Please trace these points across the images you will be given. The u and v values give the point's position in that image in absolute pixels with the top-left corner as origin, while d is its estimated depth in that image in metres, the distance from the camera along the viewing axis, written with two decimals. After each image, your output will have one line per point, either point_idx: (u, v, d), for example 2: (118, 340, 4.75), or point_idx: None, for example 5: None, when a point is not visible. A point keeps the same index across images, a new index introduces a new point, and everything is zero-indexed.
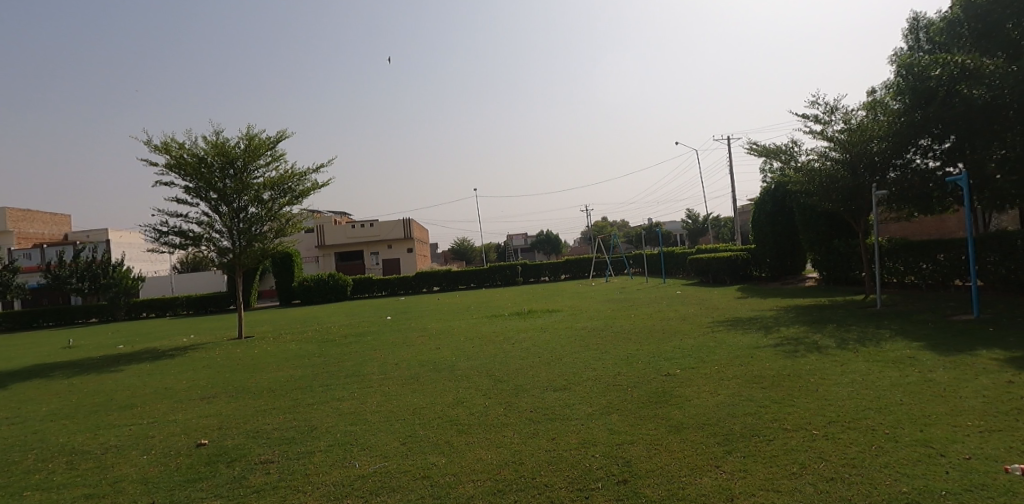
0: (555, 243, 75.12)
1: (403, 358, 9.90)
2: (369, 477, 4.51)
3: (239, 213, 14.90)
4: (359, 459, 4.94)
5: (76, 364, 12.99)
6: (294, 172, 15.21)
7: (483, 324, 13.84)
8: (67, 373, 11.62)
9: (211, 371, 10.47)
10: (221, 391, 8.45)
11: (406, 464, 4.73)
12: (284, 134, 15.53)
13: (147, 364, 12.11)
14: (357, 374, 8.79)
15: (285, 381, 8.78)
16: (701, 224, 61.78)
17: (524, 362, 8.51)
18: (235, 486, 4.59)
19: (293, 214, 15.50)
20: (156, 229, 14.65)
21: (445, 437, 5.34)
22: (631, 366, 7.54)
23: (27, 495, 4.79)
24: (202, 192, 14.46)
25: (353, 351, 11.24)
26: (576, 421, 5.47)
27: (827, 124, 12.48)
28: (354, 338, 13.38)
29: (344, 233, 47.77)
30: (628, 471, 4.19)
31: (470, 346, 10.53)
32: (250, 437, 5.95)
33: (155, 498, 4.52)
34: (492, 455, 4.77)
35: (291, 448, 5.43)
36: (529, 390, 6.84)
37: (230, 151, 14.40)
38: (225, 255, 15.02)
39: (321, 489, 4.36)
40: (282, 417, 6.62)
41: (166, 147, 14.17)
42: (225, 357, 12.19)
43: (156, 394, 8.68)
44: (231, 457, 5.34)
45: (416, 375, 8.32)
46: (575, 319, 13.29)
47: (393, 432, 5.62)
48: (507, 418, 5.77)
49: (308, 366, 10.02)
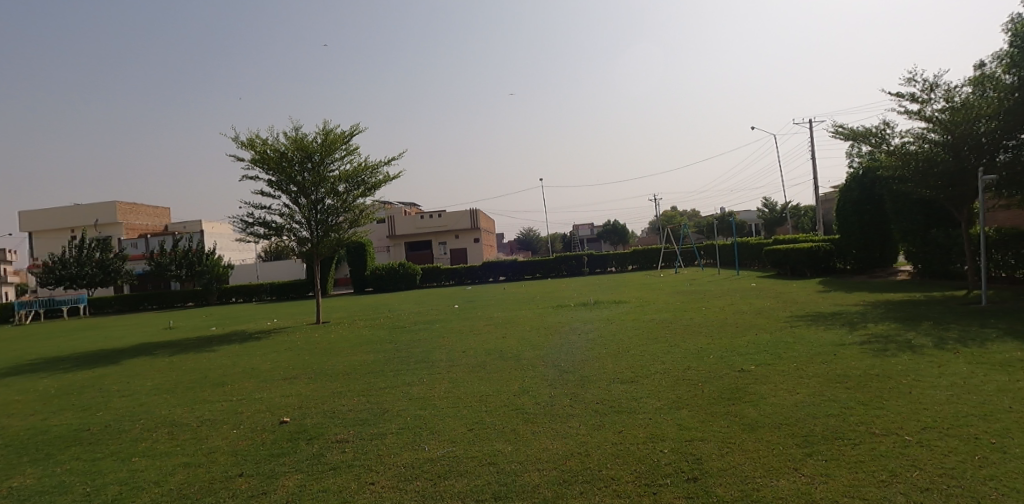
0: (622, 232, 73.72)
1: (470, 346, 10.02)
2: (438, 461, 4.59)
3: (317, 204, 15.56)
4: (428, 443, 5.05)
5: (175, 344, 14.09)
6: (368, 165, 15.76)
7: (549, 315, 13.77)
8: (167, 352, 12.59)
9: (292, 354, 11.05)
10: (302, 373, 8.90)
11: (474, 449, 4.78)
12: (357, 128, 16.09)
13: (236, 345, 12.98)
14: (426, 360, 9.00)
15: (359, 365, 9.14)
16: (780, 212, 58.73)
17: (591, 352, 8.42)
18: (315, 463, 4.79)
19: (366, 205, 16.08)
20: (243, 220, 15.56)
21: (512, 425, 5.36)
22: (702, 361, 7.26)
23: (134, 461, 5.23)
24: (284, 186, 15.22)
25: (421, 338, 11.52)
26: (644, 414, 5.33)
27: (925, 103, 11.48)
28: (424, 325, 13.70)
29: (413, 223, 49.06)
30: (699, 469, 4.04)
31: (536, 336, 10.52)
32: (327, 417, 6.20)
33: (244, 468, 4.82)
34: (557, 445, 4.73)
35: (365, 429, 5.62)
36: (595, 381, 6.74)
37: (308, 146, 15.05)
38: (305, 245, 15.75)
39: (393, 470, 4.48)
40: (356, 399, 6.89)
41: (250, 143, 15.00)
42: (305, 341, 12.80)
43: (245, 373, 9.24)
44: (310, 435, 5.58)
45: (483, 362, 8.41)
46: (642, 310, 13.01)
47: (461, 418, 5.70)
48: (573, 409, 5.72)
49: (379, 351, 10.36)
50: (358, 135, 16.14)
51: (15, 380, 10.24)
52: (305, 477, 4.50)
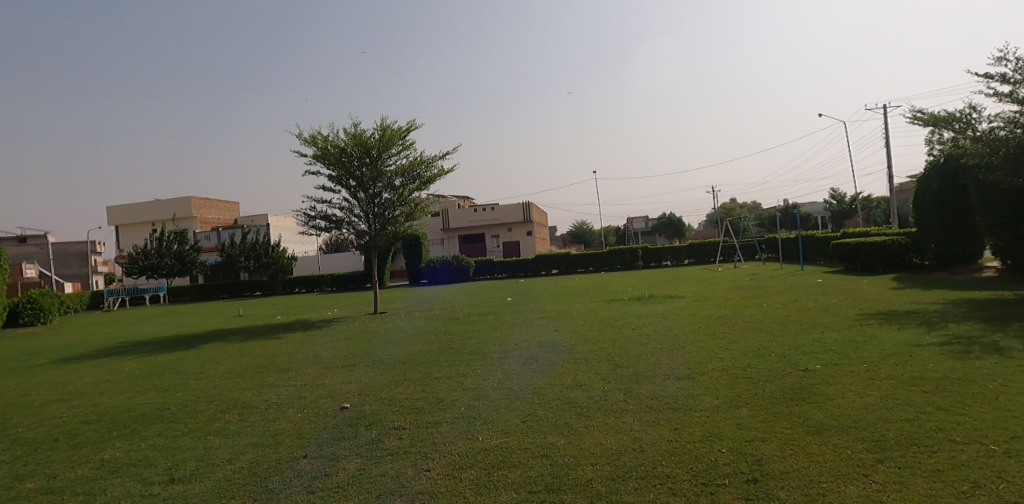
0: (678, 225, 71.96)
1: (522, 338, 10.04)
2: (492, 450, 4.62)
3: (374, 198, 15.93)
4: (482, 433, 5.08)
5: (244, 331, 14.82)
6: (423, 159, 16.02)
7: (602, 308, 13.63)
8: (237, 338, 13.27)
9: (351, 342, 11.42)
10: (360, 361, 9.16)
11: (527, 441, 4.78)
12: (413, 123, 16.36)
13: (299, 333, 13.53)
14: (479, 352, 9.08)
15: (415, 355, 9.33)
16: (849, 205, 55.72)
17: (646, 347, 8.26)
18: (373, 448, 4.92)
19: (422, 199, 16.35)
20: (306, 214, 16.13)
21: (565, 418, 5.33)
22: (763, 358, 6.99)
23: (210, 439, 5.54)
24: (343, 180, 15.66)
25: (474, 329, 11.65)
26: (702, 412, 5.18)
27: (1018, 84, 10.57)
28: (477, 317, 13.83)
29: (467, 216, 49.60)
30: (759, 470, 3.89)
31: (588, 329, 10.42)
32: (385, 404, 6.36)
33: (308, 450, 5.01)
34: (611, 440, 4.66)
35: (421, 417, 5.73)
36: (649, 377, 6.61)
37: (367, 141, 15.42)
38: (363, 237, 16.16)
39: (448, 458, 4.54)
40: (412, 387, 7.02)
41: (312, 139, 15.51)
42: (363, 330, 13.17)
43: (308, 360, 9.62)
44: (369, 421, 5.73)
45: (536, 355, 8.40)
46: (699, 305, 12.66)
47: (514, 410, 5.72)
48: (627, 404, 5.62)
49: (434, 342, 10.56)
50: (414, 130, 16.41)
51: (103, 362, 11.03)
52: (363, 461, 4.62)
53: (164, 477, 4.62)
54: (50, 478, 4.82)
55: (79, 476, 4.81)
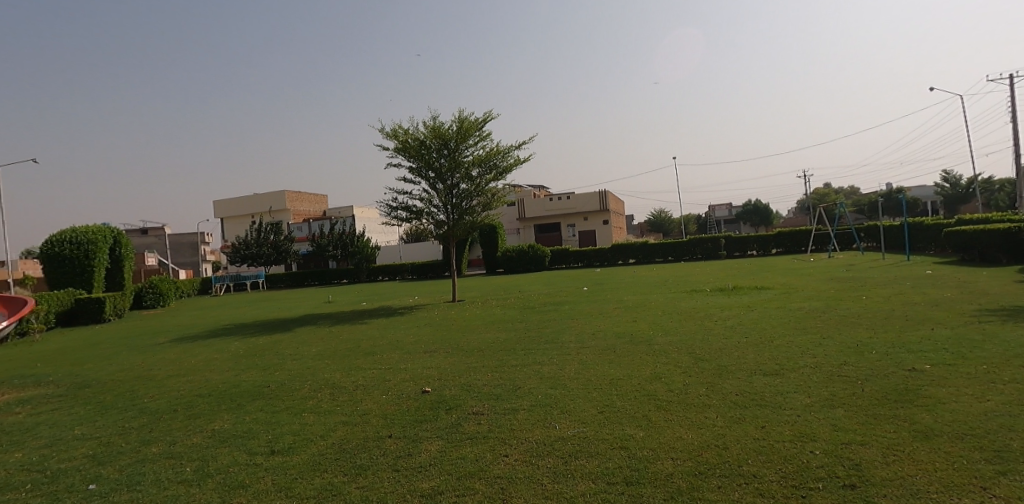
0: (765, 213, 68.38)
1: (599, 328, 9.90)
2: (569, 440, 4.58)
3: (453, 189, 16.23)
4: (559, 422, 5.06)
5: (332, 316, 15.63)
6: (500, 149, 16.13)
7: (682, 299, 13.21)
8: (327, 323, 14.01)
9: (432, 329, 11.76)
10: (440, 347, 9.40)
11: (605, 432, 4.70)
12: (490, 113, 16.51)
13: (383, 319, 14.09)
14: (555, 341, 9.06)
15: (492, 342, 9.46)
16: (964, 189, 50.62)
17: (731, 341, 7.90)
18: (453, 431, 5.02)
19: (498, 189, 16.49)
20: (388, 206, 16.69)
21: (643, 410, 5.20)
22: (862, 356, 6.49)
23: (305, 415, 5.88)
24: (423, 172, 16.06)
25: (551, 319, 11.64)
26: (792, 411, 4.87)
27: None
28: (553, 306, 13.81)
29: (543, 206, 49.52)
30: (857, 475, 3.60)
31: (668, 321, 10.11)
32: (464, 389, 6.47)
33: (393, 430, 5.19)
34: (693, 435, 4.49)
35: (499, 403, 5.79)
36: (734, 371, 6.30)
37: (445, 134, 15.72)
38: (441, 227, 16.51)
39: (525, 445, 4.55)
40: (490, 374, 7.11)
41: (394, 133, 16.02)
42: (442, 317, 13.50)
43: (391, 345, 10.00)
44: (448, 405, 5.86)
45: (613, 346, 8.27)
46: (789, 298, 11.94)
47: (591, 400, 5.64)
48: (709, 399, 5.39)
49: (511, 330, 10.66)
50: (491, 121, 16.56)
51: (212, 342, 12.00)
52: (444, 444, 4.73)
53: (266, 448, 4.95)
54: (172, 444, 5.29)
55: (194, 443, 5.24)
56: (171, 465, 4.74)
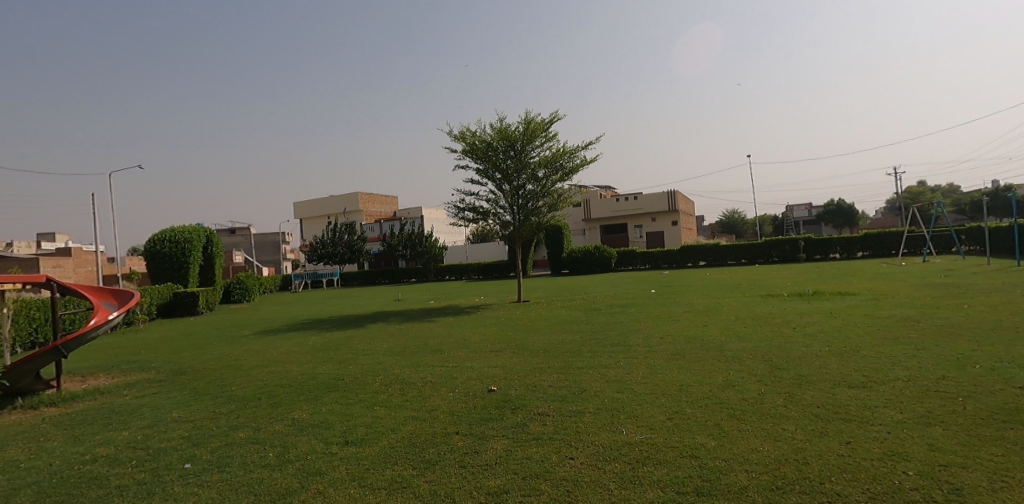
0: (849, 213, 64.35)
1: (668, 332, 9.61)
2: (636, 445, 4.45)
3: (519, 190, 16.26)
4: (626, 426, 4.93)
5: (402, 313, 16.06)
6: (566, 150, 16.03)
7: (757, 304, 12.61)
8: (397, 320, 14.41)
9: (497, 328, 11.83)
10: (506, 346, 9.44)
11: (674, 439, 4.52)
12: (556, 114, 16.43)
13: (450, 317, 14.32)
14: (622, 343, 8.88)
15: (557, 343, 9.38)
16: None
17: (812, 349, 7.45)
18: (518, 431, 5.00)
19: (564, 190, 16.38)
20: (456, 207, 16.96)
21: (715, 419, 4.97)
22: (963, 370, 5.93)
23: (376, 409, 6.04)
24: (490, 174, 16.19)
25: (617, 321, 11.42)
26: (882, 426, 4.52)
27: None
28: (620, 308, 13.56)
29: (609, 206, 48.78)
30: (959, 501, 3.28)
31: (742, 326, 9.67)
32: (529, 390, 6.45)
33: (459, 427, 5.24)
34: (770, 447, 4.24)
35: (565, 405, 5.72)
36: (815, 382, 5.91)
37: (511, 135, 15.79)
38: (507, 228, 16.59)
39: (592, 448, 4.46)
40: (556, 375, 7.04)
41: (461, 136, 16.24)
42: (508, 317, 13.56)
43: (458, 343, 10.14)
44: (514, 405, 5.85)
45: (683, 350, 8.00)
46: (876, 304, 11.12)
47: (660, 406, 5.46)
48: (787, 410, 5.08)
49: (576, 331, 10.54)
50: (557, 121, 16.47)
51: (291, 336, 12.62)
52: (510, 443, 4.72)
53: (340, 438, 5.12)
54: (256, 430, 5.58)
55: (276, 430, 5.51)
56: (255, 450, 4.99)
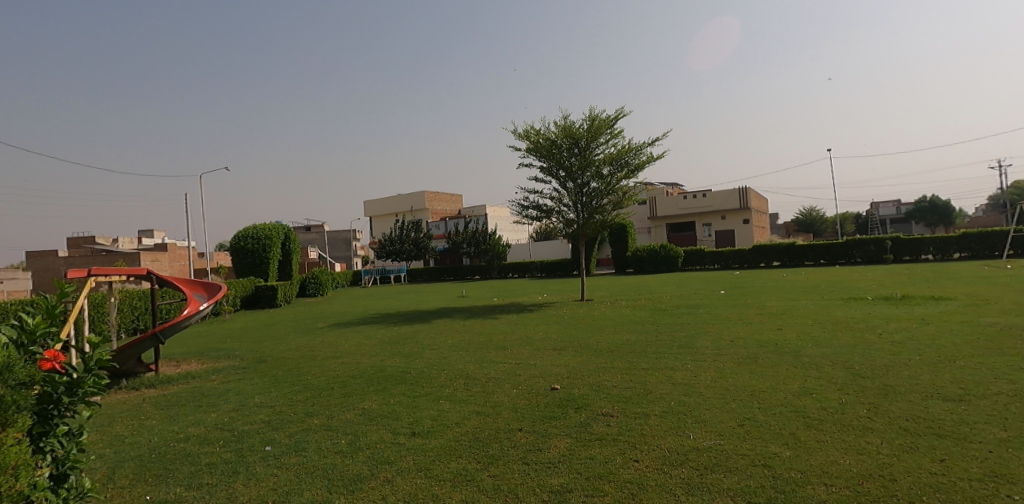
0: (942, 210, 59.56)
1: (739, 335, 9.24)
2: (705, 451, 4.30)
3: (583, 188, 16.10)
4: (694, 431, 4.78)
5: (466, 310, 16.31)
6: (632, 146, 15.74)
7: (836, 307, 11.90)
8: (461, 316, 14.64)
9: (560, 326, 11.79)
10: (569, 345, 9.38)
11: (745, 447, 4.34)
12: (622, 110, 16.16)
13: (513, 315, 14.40)
14: (690, 345, 8.62)
15: (622, 343, 9.24)
16: None
17: (898, 357, 6.95)
18: (581, 431, 4.96)
19: (630, 187, 16.10)
20: (520, 205, 17.01)
21: (790, 428, 4.73)
22: None
23: (441, 403, 6.16)
24: (554, 172, 16.13)
25: (684, 322, 11.10)
26: (981, 445, 4.14)
27: None
28: (687, 309, 13.18)
29: (676, 204, 47.47)
30: None
31: (820, 331, 9.15)
32: (593, 389, 6.37)
33: (522, 424, 5.26)
34: (852, 461, 3.99)
35: (630, 406, 5.61)
36: (903, 393, 5.51)
37: (576, 133, 15.67)
38: (571, 226, 16.47)
39: (657, 452, 4.35)
40: (620, 376, 6.93)
41: (525, 134, 16.28)
42: (571, 316, 13.48)
43: (521, 340, 10.18)
44: (578, 404, 5.80)
45: (755, 354, 7.67)
46: (975, 311, 10.22)
47: (730, 411, 5.26)
48: (871, 422, 4.76)
49: (641, 332, 10.33)
50: (623, 118, 16.21)
51: (361, 329, 13.10)
52: (573, 442, 4.68)
53: (408, 429, 5.26)
54: (329, 418, 5.83)
55: (348, 419, 5.73)
56: (328, 436, 5.21)
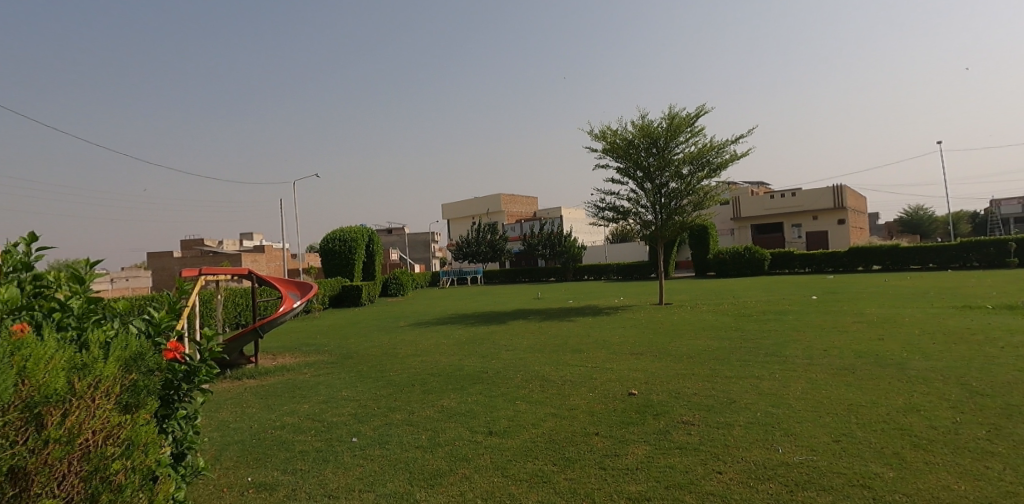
0: None
1: (833, 344, 8.67)
2: (795, 467, 4.09)
3: (661, 188, 15.72)
4: (783, 445, 4.54)
5: (542, 312, 16.36)
6: (714, 144, 15.20)
7: (947, 316, 10.88)
8: (537, 318, 14.70)
9: (638, 330, 11.56)
10: (647, 350, 9.18)
11: (841, 465, 4.08)
12: (703, 107, 15.65)
13: (590, 317, 14.28)
14: (778, 354, 8.19)
15: (703, 349, 8.94)
16: None
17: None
18: (661, 438, 4.85)
19: (711, 187, 15.54)
20: (596, 207, 16.87)
21: (893, 447, 4.39)
22: None
23: (518, 403, 6.22)
24: (631, 172, 15.85)
25: (771, 329, 10.56)
26: None
27: None
28: (775, 315, 12.53)
29: (762, 204, 45.21)
30: None
31: (928, 342, 8.40)
32: (673, 396, 6.21)
33: (599, 428, 5.21)
34: (967, 487, 3.65)
35: (712, 416, 5.42)
36: None
37: (654, 132, 15.33)
38: (649, 228, 16.13)
39: (742, 464, 4.18)
40: (702, 383, 6.71)
41: (602, 135, 16.11)
42: (649, 319, 13.19)
43: (598, 344, 10.07)
44: (656, 411, 5.67)
45: (852, 366, 7.17)
46: None
47: (824, 426, 4.95)
48: (991, 445, 4.32)
49: (725, 338, 9.93)
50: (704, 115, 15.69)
51: (439, 329, 13.48)
52: (652, 449, 4.59)
53: (485, 428, 5.36)
54: (410, 413, 6.05)
55: (428, 415, 5.92)
56: (410, 431, 5.40)
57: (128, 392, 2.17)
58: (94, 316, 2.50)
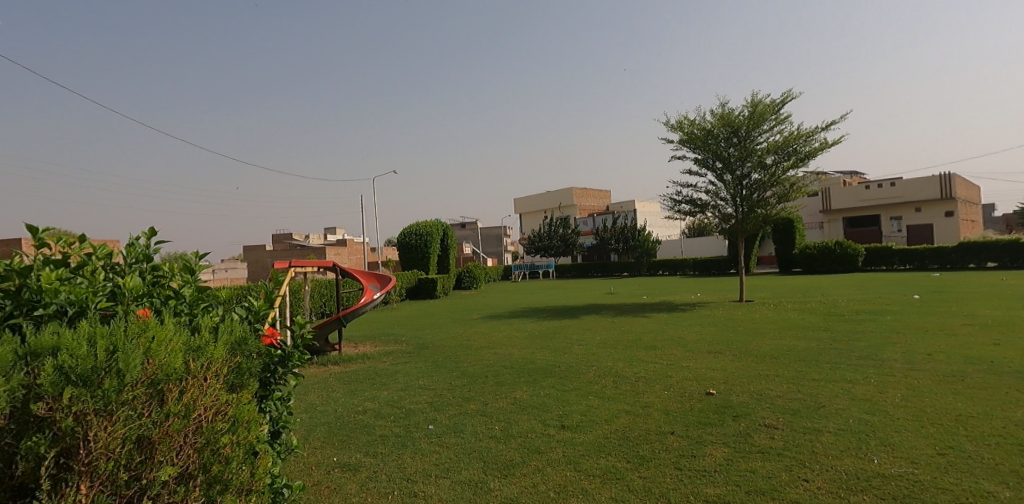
0: None
1: (937, 349, 8.00)
2: (891, 479, 3.84)
3: (743, 180, 15.07)
4: (879, 455, 4.27)
5: (615, 307, 16.16)
6: (801, 133, 14.40)
7: None
8: (610, 313, 14.54)
9: (716, 328, 11.17)
10: (726, 349, 8.86)
11: (946, 480, 3.79)
12: (790, 94, 14.85)
13: (665, 314, 13.96)
14: (872, 357, 7.67)
15: (787, 350, 8.52)
16: None
17: None
18: (741, 441, 4.69)
19: (798, 178, 14.73)
20: (672, 199, 16.43)
21: (1009, 464, 4.01)
22: None
23: (592, 399, 6.20)
24: (710, 163, 15.30)
25: (865, 330, 9.88)
26: None
27: None
28: (868, 315, 11.72)
29: (855, 195, 42.26)
30: None
31: None
32: (754, 398, 5.98)
33: (676, 428, 5.11)
34: None
35: (798, 420, 5.17)
36: None
37: (735, 121, 14.72)
38: (729, 221, 15.52)
39: (832, 473, 3.98)
40: (786, 385, 6.40)
41: (679, 125, 15.64)
42: (728, 317, 12.71)
43: (674, 341, 9.83)
44: (737, 412, 5.48)
45: (959, 372, 6.60)
46: None
47: (925, 436, 4.60)
48: None
49: (812, 338, 9.40)
50: (790, 101, 14.90)
51: (512, 322, 13.63)
52: (732, 452, 4.45)
53: (559, 422, 5.39)
54: (485, 404, 6.18)
55: (502, 407, 6.03)
56: (484, 422, 5.53)
57: (234, 373, 2.38)
58: (204, 303, 2.76)
